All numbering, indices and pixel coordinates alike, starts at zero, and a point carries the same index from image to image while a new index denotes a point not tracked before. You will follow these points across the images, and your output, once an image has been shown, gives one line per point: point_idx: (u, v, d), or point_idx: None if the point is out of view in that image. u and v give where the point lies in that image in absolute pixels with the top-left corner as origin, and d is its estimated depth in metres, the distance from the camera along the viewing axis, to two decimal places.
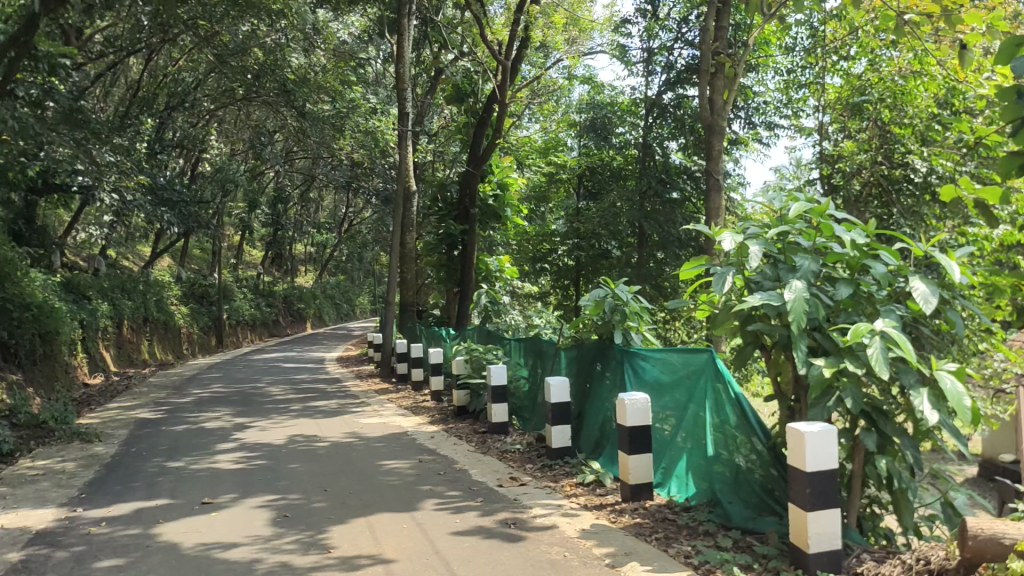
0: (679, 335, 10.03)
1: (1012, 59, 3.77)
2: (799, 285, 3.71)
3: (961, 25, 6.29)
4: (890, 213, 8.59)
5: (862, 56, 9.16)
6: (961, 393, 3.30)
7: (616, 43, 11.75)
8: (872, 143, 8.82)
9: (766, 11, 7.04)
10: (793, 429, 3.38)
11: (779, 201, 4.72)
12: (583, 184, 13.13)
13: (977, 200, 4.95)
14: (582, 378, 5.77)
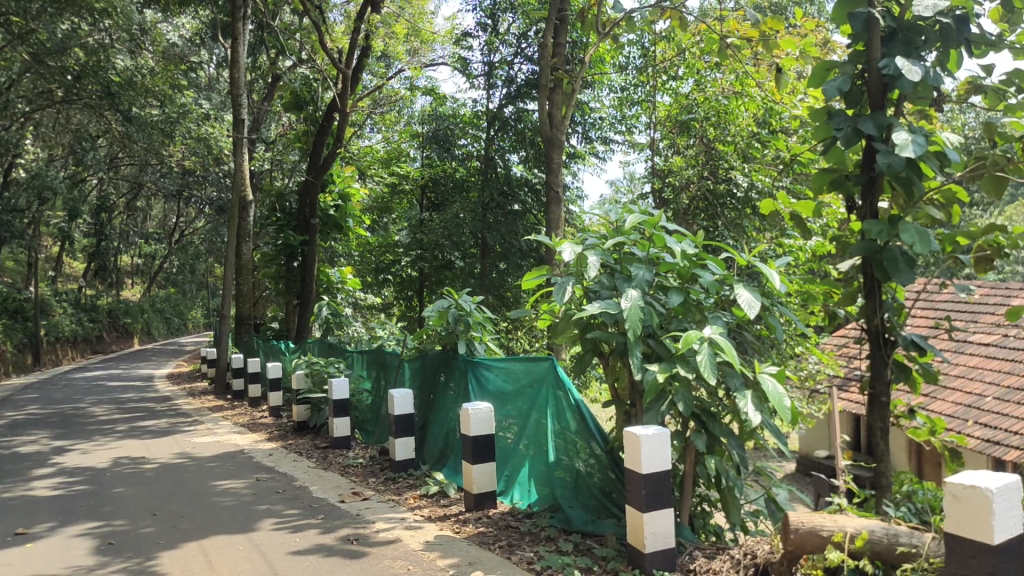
0: (521, 344, 10.19)
1: (822, 82, 4.08)
2: (635, 293, 3.84)
3: (778, 49, 6.73)
4: (715, 225, 9.11)
5: (689, 76, 9.62)
6: (781, 394, 3.52)
7: (458, 55, 11.83)
8: (699, 159, 9.30)
9: (601, 30, 7.30)
10: (629, 432, 3.48)
11: (614, 214, 4.88)
12: (424, 195, 12.99)
13: (792, 214, 5.32)
14: (426, 389, 5.75)
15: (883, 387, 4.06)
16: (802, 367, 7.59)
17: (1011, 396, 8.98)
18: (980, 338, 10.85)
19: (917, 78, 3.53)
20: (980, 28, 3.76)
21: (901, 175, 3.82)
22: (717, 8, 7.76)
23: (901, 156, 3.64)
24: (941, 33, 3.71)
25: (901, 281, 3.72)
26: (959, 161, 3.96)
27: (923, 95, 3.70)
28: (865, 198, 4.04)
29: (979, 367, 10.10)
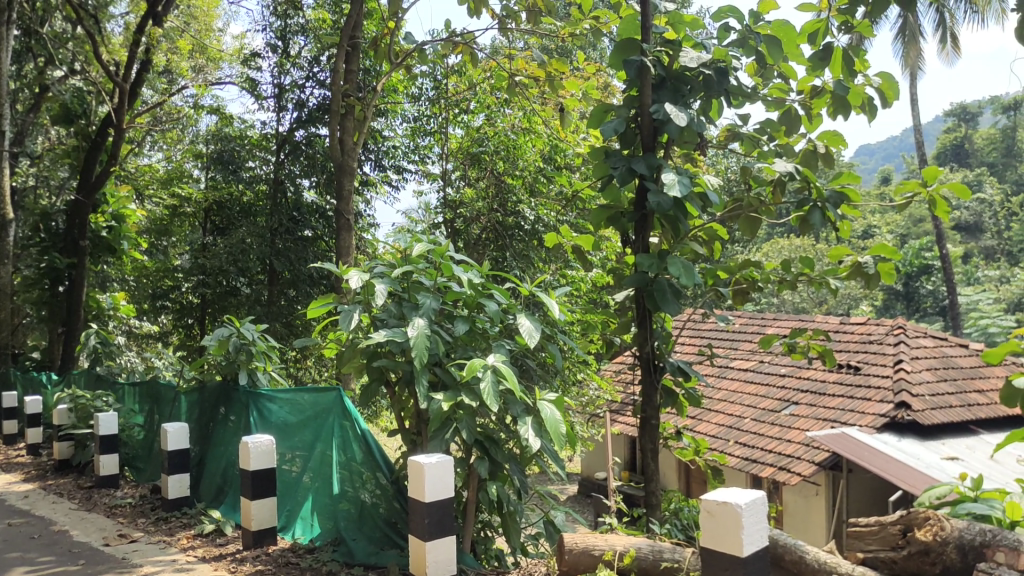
0: (309, 374, 9.97)
1: (601, 123, 4.31)
2: (421, 322, 3.84)
3: (562, 89, 7.02)
4: (505, 255, 9.46)
5: (480, 111, 9.82)
6: (558, 420, 3.64)
7: (247, 76, 11.46)
8: (489, 192, 9.60)
9: (394, 60, 7.32)
10: (412, 461, 3.46)
11: (403, 241, 4.87)
12: (208, 217, 12.32)
13: (574, 246, 5.57)
14: (204, 422, 5.47)
15: (653, 411, 4.34)
16: (583, 392, 7.94)
17: (766, 416, 9.82)
18: (739, 364, 11.83)
19: (683, 122, 3.81)
20: (737, 81, 4.14)
21: (670, 212, 4.11)
22: (506, 46, 8.06)
23: (669, 195, 3.90)
24: (703, 83, 4.05)
25: (668, 311, 3.99)
26: (719, 202, 4.31)
27: (688, 139, 4.00)
28: (637, 233, 4.33)
29: (739, 391, 10.97)
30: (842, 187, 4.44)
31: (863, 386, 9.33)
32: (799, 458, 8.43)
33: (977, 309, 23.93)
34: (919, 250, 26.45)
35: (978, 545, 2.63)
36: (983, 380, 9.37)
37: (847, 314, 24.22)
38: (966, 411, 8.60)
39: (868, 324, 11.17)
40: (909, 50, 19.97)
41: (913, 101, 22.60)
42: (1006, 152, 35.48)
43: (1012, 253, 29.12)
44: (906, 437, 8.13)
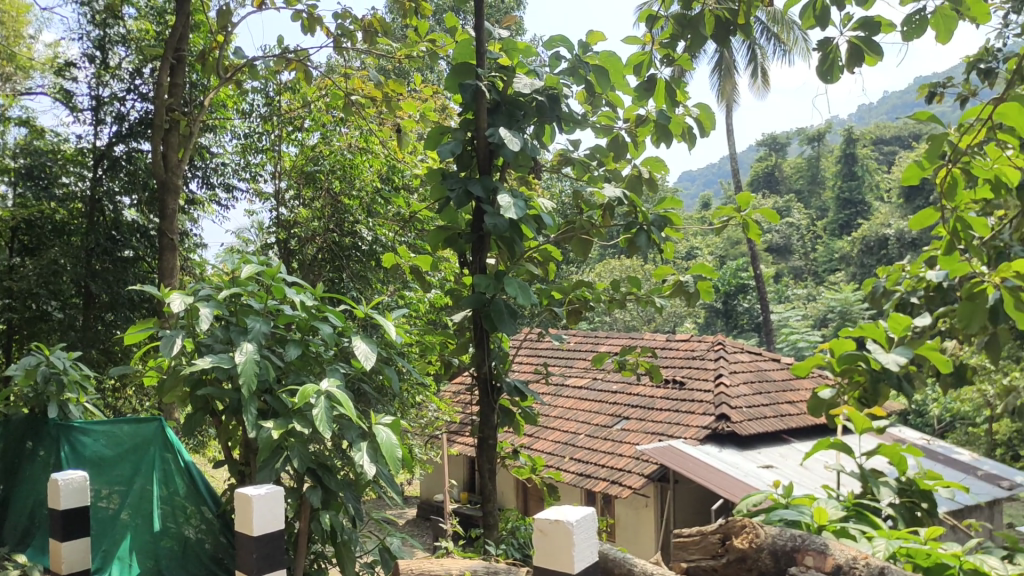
0: (130, 404, 9.40)
1: (437, 144, 4.31)
2: (250, 347, 3.70)
3: (398, 110, 7.01)
4: (341, 276, 9.51)
5: (315, 130, 9.62)
6: (394, 444, 3.59)
7: (62, 86, 10.74)
8: (324, 212, 9.44)
9: (223, 75, 7.06)
10: (239, 492, 3.33)
11: (231, 263, 4.69)
12: (15, 236, 11.06)
13: (412, 267, 5.55)
14: (8, 460, 5.07)
15: (490, 431, 4.37)
16: (422, 414, 7.92)
17: (599, 432, 10.12)
18: (575, 381, 12.14)
19: (517, 148, 3.89)
20: (567, 108, 4.26)
21: (505, 234, 4.17)
22: (341, 66, 7.98)
23: (505, 217, 3.95)
24: (536, 109, 4.14)
25: (505, 331, 4.03)
26: (552, 225, 4.41)
27: (522, 163, 4.07)
28: (475, 255, 4.37)
29: (573, 408, 11.25)
30: (665, 212, 4.68)
31: (687, 400, 9.79)
32: (630, 471, 8.72)
33: (787, 325, 25.84)
34: (737, 270, 28.16)
35: (791, 549, 2.74)
36: (793, 391, 10.06)
37: (672, 331, 25.57)
38: (779, 421, 9.17)
39: (691, 341, 11.77)
40: (724, 83, 21.34)
41: (729, 131, 24.14)
42: (811, 180, 38.59)
43: (817, 273, 31.64)
44: (726, 447, 8.59)
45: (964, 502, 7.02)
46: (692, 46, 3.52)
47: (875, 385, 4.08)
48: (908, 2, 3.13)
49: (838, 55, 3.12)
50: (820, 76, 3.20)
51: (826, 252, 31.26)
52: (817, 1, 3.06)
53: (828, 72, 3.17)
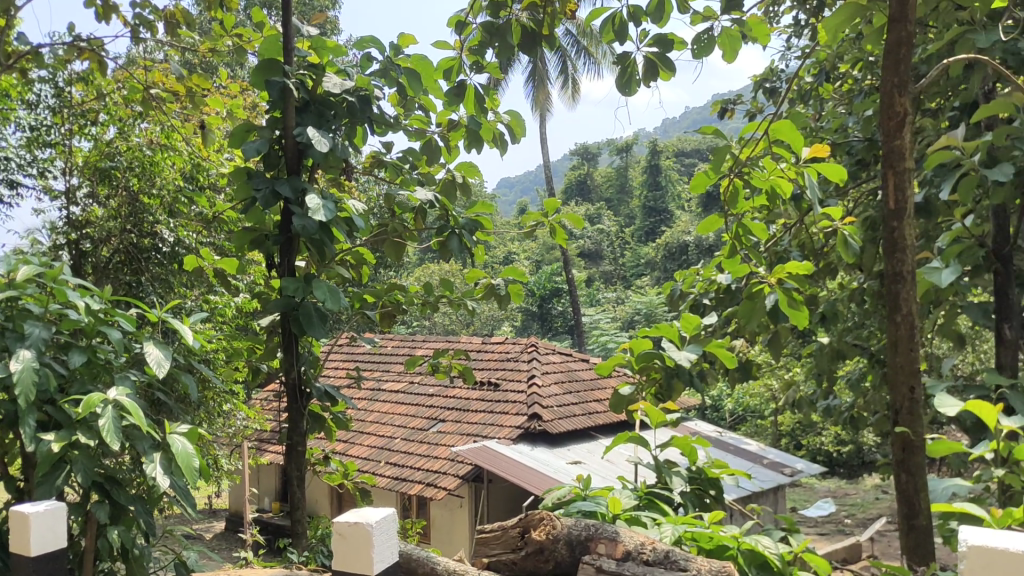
0: None
1: (243, 142, 4.16)
2: (27, 354, 3.42)
3: (204, 106, 6.70)
4: (140, 280, 9.04)
5: (112, 124, 9.03)
6: (190, 453, 3.42)
7: None
8: (121, 212, 8.88)
9: (3, 61, 6.48)
10: (14, 511, 3.06)
11: (8, 264, 4.32)
12: None
13: (216, 270, 5.35)
14: None
15: (299, 437, 4.25)
16: (230, 423, 7.61)
17: (415, 435, 10.11)
18: (390, 386, 12.09)
19: (326, 148, 3.81)
20: (379, 110, 4.23)
21: (315, 236, 4.08)
22: (141, 58, 7.55)
23: (313, 219, 3.86)
24: (347, 110, 4.08)
25: (314, 335, 3.93)
26: (364, 226, 4.36)
27: (332, 164, 3.99)
28: (282, 257, 4.24)
29: (390, 412, 11.18)
30: (477, 216, 4.76)
31: (501, 401, 9.97)
32: (445, 473, 8.75)
33: (597, 327, 27.04)
34: (551, 274, 29.09)
35: (585, 538, 2.85)
36: (601, 389, 10.47)
37: (489, 334, 26.09)
38: (587, 418, 9.52)
39: (506, 343, 12.02)
40: (538, 93, 21.96)
41: (543, 140, 24.87)
42: (619, 189, 40.70)
43: (625, 277, 33.24)
44: (538, 446, 8.81)
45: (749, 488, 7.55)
46: (500, 54, 3.58)
47: (670, 380, 4.31)
48: (697, 22, 3.34)
49: (635, 70, 3.28)
50: (618, 88, 3.38)
51: (633, 257, 32.91)
52: (615, 16, 3.21)
53: (626, 85, 3.35)
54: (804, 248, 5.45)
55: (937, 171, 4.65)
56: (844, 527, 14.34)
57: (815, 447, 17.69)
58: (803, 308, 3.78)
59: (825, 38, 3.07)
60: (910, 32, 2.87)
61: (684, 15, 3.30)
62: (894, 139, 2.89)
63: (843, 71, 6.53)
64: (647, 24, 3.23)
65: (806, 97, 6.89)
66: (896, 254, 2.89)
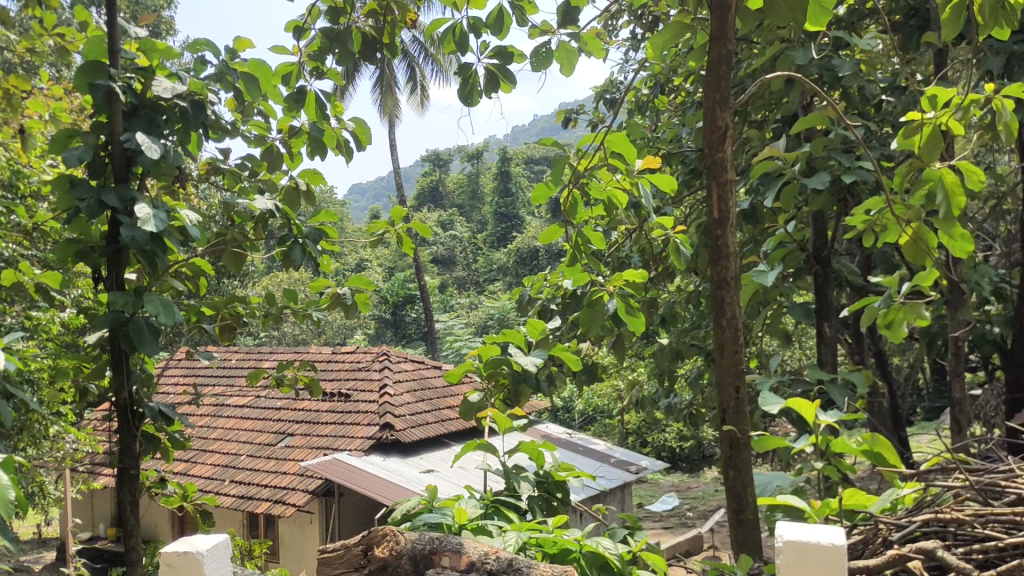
0: None
1: (65, 149, 3.87)
2: None
3: (22, 110, 6.24)
4: None
5: None
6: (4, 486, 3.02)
7: None
8: None
9: None
10: None
11: None
12: None
13: (38, 285, 5.00)
14: None
15: (132, 461, 3.98)
16: (59, 447, 7.12)
17: (262, 451, 9.80)
18: (236, 401, 11.68)
19: (158, 155, 3.55)
20: (215, 115, 4.05)
21: (145, 247, 3.79)
22: None
23: (144, 230, 3.60)
24: (180, 115, 3.84)
25: (147, 352, 3.68)
26: (198, 236, 4.15)
27: (165, 171, 3.77)
28: (110, 270, 3.96)
29: (235, 428, 10.80)
30: (321, 226, 4.65)
31: (352, 411, 9.82)
32: (293, 488, 8.51)
33: (451, 333, 27.24)
34: (404, 280, 29.03)
35: (429, 552, 2.78)
36: (453, 396, 10.49)
37: (342, 343, 25.76)
38: (439, 425, 9.52)
39: (357, 352, 11.85)
40: (386, 99, 21.79)
41: (392, 146, 24.72)
42: (471, 195, 41.20)
43: (478, 283, 33.57)
44: (391, 456, 8.73)
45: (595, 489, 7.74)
46: (341, 61, 3.35)
47: (517, 386, 4.20)
48: (535, 35, 3.31)
49: (477, 78, 3.13)
50: (460, 99, 3.21)
51: (486, 263, 33.32)
52: (456, 27, 3.14)
53: (468, 95, 3.19)
54: (645, 253, 5.65)
55: (763, 180, 4.92)
56: (687, 517, 15.04)
57: (659, 442, 18.51)
58: (641, 314, 3.89)
59: (654, 52, 3.16)
60: (729, 49, 2.93)
61: (522, 25, 3.22)
62: (716, 152, 2.99)
63: (677, 84, 6.82)
64: (487, 36, 3.17)
65: (644, 108, 7.16)
66: (720, 262, 2.99)
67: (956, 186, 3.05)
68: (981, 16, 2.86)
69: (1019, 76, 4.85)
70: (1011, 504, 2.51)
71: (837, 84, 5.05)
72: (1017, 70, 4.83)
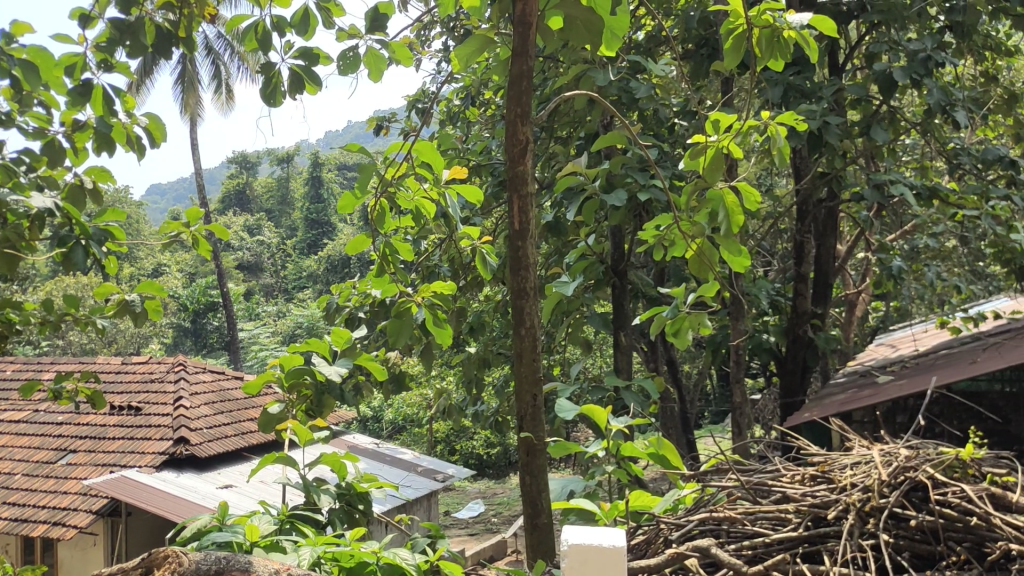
0: None
1: None
2: None
3: None
4: None
5: None
6: None
7: None
8: None
9: None
10: None
11: None
12: None
13: None
14: None
15: None
16: None
17: (39, 470, 9.01)
18: (9, 416, 10.68)
19: None
20: None
21: None
22: None
23: None
24: None
25: None
26: None
27: None
28: None
29: (8, 446, 9.87)
30: (106, 226, 4.25)
31: (143, 425, 9.22)
32: (75, 509, 7.86)
33: (256, 342, 26.43)
34: (206, 287, 27.72)
35: (214, 573, 2.50)
36: (254, 407, 10.11)
37: (136, 352, 24.32)
38: (240, 439, 9.14)
39: (150, 363, 11.18)
40: (188, 97, 20.75)
41: (194, 146, 23.57)
42: (280, 201, 40.12)
43: (287, 290, 32.68)
44: (185, 471, 8.34)
45: (397, 501, 7.70)
46: (132, 57, 2.65)
47: (319, 398, 3.76)
48: (343, 39, 3.08)
49: (281, 78, 2.79)
50: (262, 100, 2.85)
51: (295, 270, 32.47)
52: (258, 23, 2.75)
53: (271, 96, 2.85)
54: (453, 263, 5.69)
55: (566, 194, 5.08)
56: (492, 523, 15.28)
57: (467, 450, 18.71)
58: (448, 326, 3.88)
59: (461, 66, 3.11)
60: (530, 66, 2.82)
61: (328, 28, 3.00)
62: (517, 165, 2.87)
63: (487, 97, 6.95)
64: (292, 35, 2.84)
65: (455, 119, 7.24)
66: (520, 271, 2.90)
67: (735, 205, 3.27)
68: (758, 48, 3.07)
69: (793, 106, 5.29)
70: (778, 501, 2.70)
71: (634, 105, 5.32)
72: (791, 100, 5.28)
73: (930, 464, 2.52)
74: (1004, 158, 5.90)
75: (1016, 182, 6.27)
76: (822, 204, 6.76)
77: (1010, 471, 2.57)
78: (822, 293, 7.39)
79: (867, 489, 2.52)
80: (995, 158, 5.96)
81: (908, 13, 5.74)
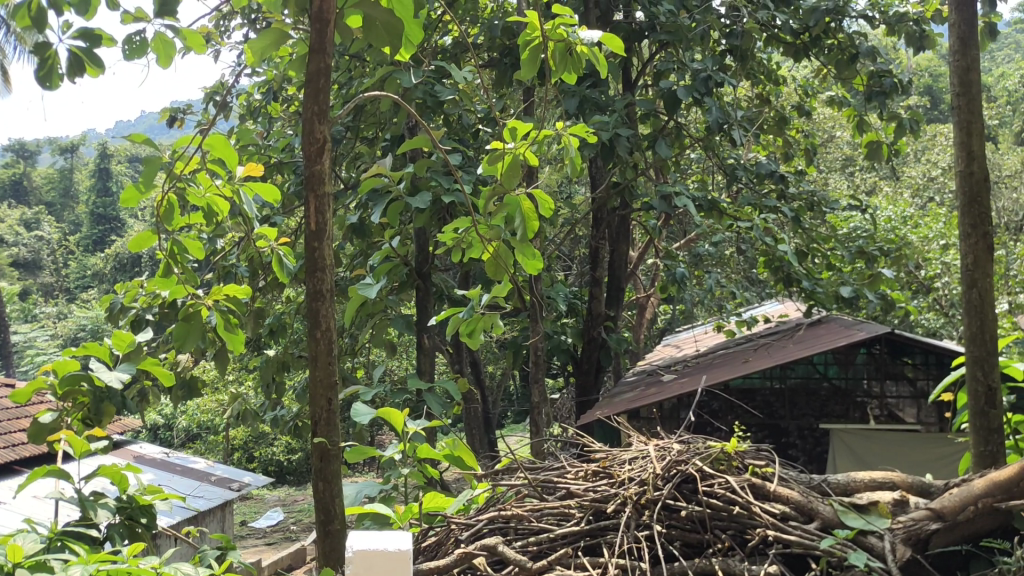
0: None
1: None
2: None
3: None
4: None
5: None
6: None
7: None
8: None
9: None
10: None
11: None
12: None
13: None
14: None
15: None
16: None
17: None
18: None
19: None
20: None
21: None
22: None
23: None
24: None
25: None
26: None
27: None
28: None
29: None
30: None
31: None
32: None
33: (32, 345, 24.33)
34: None
35: None
36: (27, 416, 9.28)
37: None
38: (9, 451, 8.35)
39: None
40: None
41: None
42: (63, 193, 37.19)
43: (68, 290, 30.32)
44: None
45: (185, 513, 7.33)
46: None
47: (98, 405, 3.41)
48: (128, 21, 2.88)
49: (57, 61, 2.58)
50: (35, 82, 2.61)
51: (79, 269, 30.20)
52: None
53: (46, 78, 2.60)
54: (251, 263, 5.47)
55: (371, 196, 5.02)
56: (291, 532, 14.86)
57: (265, 457, 18.19)
58: (240, 331, 3.69)
59: (256, 60, 2.98)
60: (328, 65, 2.66)
61: (113, 11, 2.80)
62: (314, 164, 2.64)
63: (289, 93, 6.76)
64: (70, 14, 2.61)
65: (256, 114, 7.00)
66: (315, 273, 2.64)
67: (530, 211, 3.36)
68: (553, 60, 3.21)
69: (589, 117, 5.51)
70: (562, 498, 2.80)
71: (438, 109, 5.34)
72: (587, 111, 5.51)
73: (699, 457, 2.69)
74: (775, 174, 6.56)
75: (784, 196, 6.88)
76: (616, 212, 7.11)
77: (767, 462, 2.81)
78: (616, 297, 7.76)
79: (643, 482, 2.65)
80: (767, 173, 6.53)
81: (694, 36, 6.12)
